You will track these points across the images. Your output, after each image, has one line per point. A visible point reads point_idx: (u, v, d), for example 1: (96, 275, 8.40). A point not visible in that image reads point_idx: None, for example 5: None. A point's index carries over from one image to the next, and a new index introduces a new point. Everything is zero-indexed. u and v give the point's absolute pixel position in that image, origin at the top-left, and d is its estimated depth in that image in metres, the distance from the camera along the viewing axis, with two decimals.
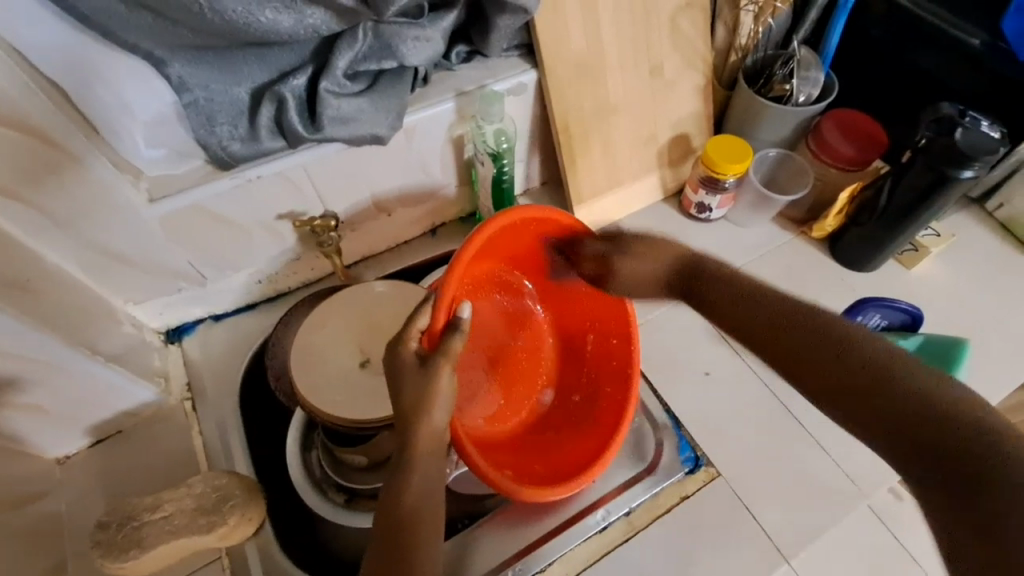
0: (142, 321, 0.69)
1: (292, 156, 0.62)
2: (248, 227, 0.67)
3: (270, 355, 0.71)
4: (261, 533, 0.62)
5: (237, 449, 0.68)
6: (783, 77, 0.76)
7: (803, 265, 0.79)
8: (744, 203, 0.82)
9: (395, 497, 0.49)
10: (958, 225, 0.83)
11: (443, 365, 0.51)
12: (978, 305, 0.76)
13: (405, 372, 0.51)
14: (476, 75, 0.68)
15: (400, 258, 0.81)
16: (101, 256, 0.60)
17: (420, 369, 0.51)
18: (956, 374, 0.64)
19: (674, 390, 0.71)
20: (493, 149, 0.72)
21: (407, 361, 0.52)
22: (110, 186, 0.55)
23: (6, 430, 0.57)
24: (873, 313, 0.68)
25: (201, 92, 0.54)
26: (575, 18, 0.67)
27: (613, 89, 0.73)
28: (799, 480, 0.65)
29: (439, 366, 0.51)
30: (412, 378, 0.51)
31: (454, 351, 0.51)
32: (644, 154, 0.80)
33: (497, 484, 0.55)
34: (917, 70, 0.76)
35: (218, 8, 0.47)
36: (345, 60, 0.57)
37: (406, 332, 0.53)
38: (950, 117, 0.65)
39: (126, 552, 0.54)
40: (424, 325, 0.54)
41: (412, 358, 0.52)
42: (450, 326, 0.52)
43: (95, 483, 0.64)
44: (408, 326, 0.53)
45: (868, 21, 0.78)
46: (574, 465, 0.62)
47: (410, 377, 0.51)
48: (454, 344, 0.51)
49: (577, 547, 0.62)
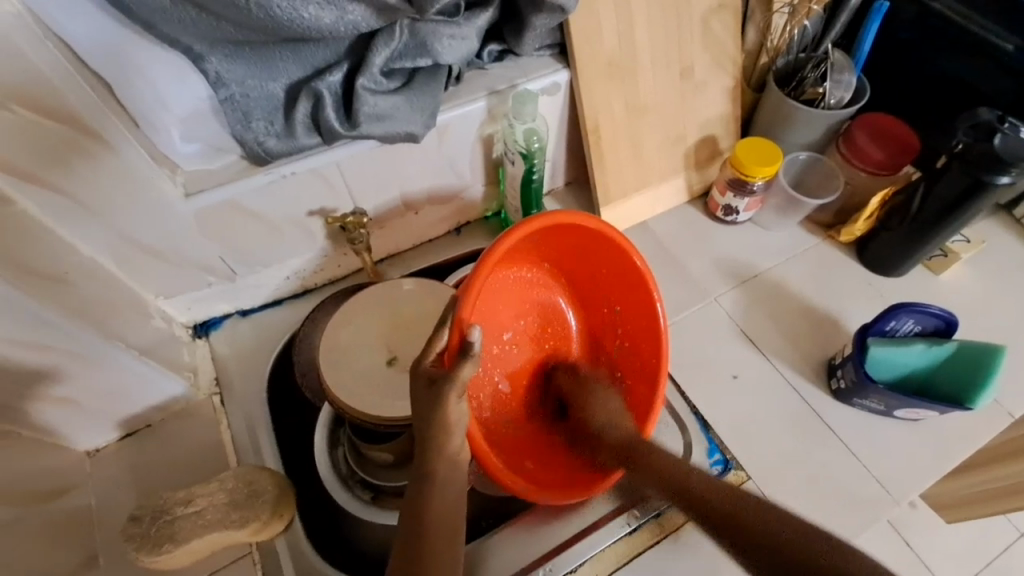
0: (172, 315, 0.70)
1: (325, 153, 0.62)
2: (279, 223, 0.67)
3: (297, 351, 0.72)
4: (291, 529, 0.62)
5: (265, 444, 0.68)
6: (815, 80, 0.75)
7: (831, 269, 0.79)
8: (772, 206, 0.82)
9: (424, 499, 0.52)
10: (988, 231, 0.82)
11: (452, 392, 0.50)
12: (1009, 312, 0.76)
13: (420, 391, 0.52)
14: (509, 74, 0.68)
15: (425, 257, 0.81)
16: (136, 251, 0.60)
17: (429, 389, 0.51)
18: (993, 381, 0.63)
19: (702, 393, 0.70)
20: (525, 148, 0.70)
21: (421, 381, 0.52)
22: (146, 179, 0.55)
23: (40, 423, 0.57)
24: (907, 319, 0.67)
25: (237, 88, 0.54)
26: (609, 20, 0.67)
27: (643, 91, 0.73)
28: (830, 484, 0.65)
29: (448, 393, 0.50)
30: (425, 397, 0.51)
31: (464, 377, 0.51)
32: (672, 155, 0.79)
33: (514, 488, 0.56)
34: (950, 74, 0.76)
35: (263, 4, 0.47)
36: (382, 57, 0.57)
37: (426, 354, 0.53)
38: (989, 123, 0.63)
39: (160, 546, 0.54)
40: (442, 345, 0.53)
41: (426, 377, 0.52)
42: (463, 349, 0.51)
43: (125, 476, 0.65)
44: (426, 348, 0.52)
45: (900, 24, 0.77)
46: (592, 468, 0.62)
47: (421, 399, 0.51)
48: (463, 372, 0.50)
49: (606, 549, 0.62)
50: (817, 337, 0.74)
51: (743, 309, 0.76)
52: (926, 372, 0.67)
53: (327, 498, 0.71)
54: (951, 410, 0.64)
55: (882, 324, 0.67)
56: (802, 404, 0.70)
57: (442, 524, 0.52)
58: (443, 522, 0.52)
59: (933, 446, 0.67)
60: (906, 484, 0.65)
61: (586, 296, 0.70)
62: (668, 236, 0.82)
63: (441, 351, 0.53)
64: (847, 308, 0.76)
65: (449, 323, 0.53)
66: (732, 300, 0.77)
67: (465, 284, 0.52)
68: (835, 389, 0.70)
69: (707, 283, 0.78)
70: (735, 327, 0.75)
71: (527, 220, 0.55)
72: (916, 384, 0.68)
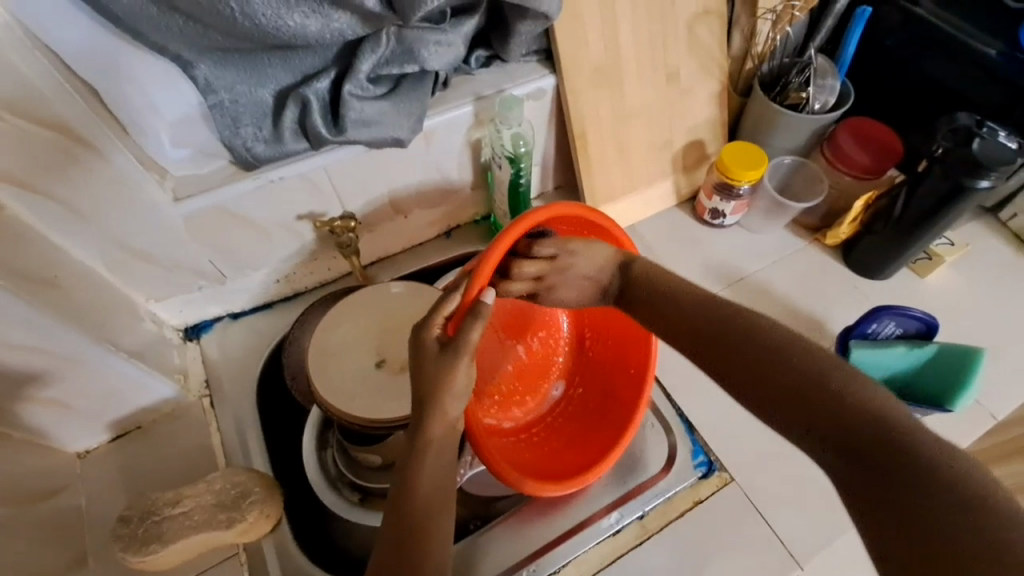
0: (163, 318, 0.71)
1: (313, 158, 0.63)
2: (269, 227, 0.68)
3: (286, 353, 0.73)
4: (278, 531, 0.63)
5: (255, 447, 0.69)
6: (799, 85, 0.76)
7: (817, 272, 0.80)
8: (758, 209, 0.82)
9: (407, 504, 0.52)
10: (973, 235, 0.83)
11: (463, 353, 0.51)
12: (993, 315, 0.76)
13: (427, 360, 0.52)
14: (495, 79, 0.69)
15: (414, 260, 0.82)
16: (124, 254, 0.61)
17: (441, 355, 0.52)
18: (974, 382, 0.63)
19: (687, 395, 0.71)
20: (511, 153, 0.70)
21: (430, 348, 0.52)
22: (135, 184, 0.56)
23: (29, 424, 0.58)
24: (888, 321, 0.68)
25: (227, 94, 0.55)
26: (595, 26, 0.68)
27: (630, 95, 0.74)
28: (812, 484, 0.65)
29: (460, 355, 0.51)
30: (431, 367, 0.52)
31: (472, 339, 0.51)
32: (659, 159, 0.80)
33: (504, 477, 0.56)
34: (934, 79, 0.76)
35: (249, 13, 0.48)
36: (368, 64, 0.58)
37: (434, 316, 0.53)
38: (967, 128, 0.65)
39: (147, 546, 0.55)
40: (449, 313, 0.53)
41: (434, 344, 0.52)
42: (472, 310, 0.52)
43: (115, 477, 0.65)
44: (434, 311, 0.53)
45: (885, 30, 0.78)
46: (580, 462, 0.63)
47: (430, 364, 0.52)
48: (473, 334, 0.51)
49: (590, 550, 0.62)
50: None
51: None
52: (910, 374, 0.67)
53: (316, 500, 0.71)
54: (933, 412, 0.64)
55: (863, 328, 0.68)
56: None
57: (430, 508, 0.53)
58: (429, 509, 0.53)
59: None
60: None
61: None
62: (655, 239, 0.83)
63: (447, 319, 0.53)
64: (832, 312, 0.76)
65: (458, 292, 0.53)
66: None
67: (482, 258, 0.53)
68: None
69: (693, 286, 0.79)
70: None
71: (536, 210, 0.55)
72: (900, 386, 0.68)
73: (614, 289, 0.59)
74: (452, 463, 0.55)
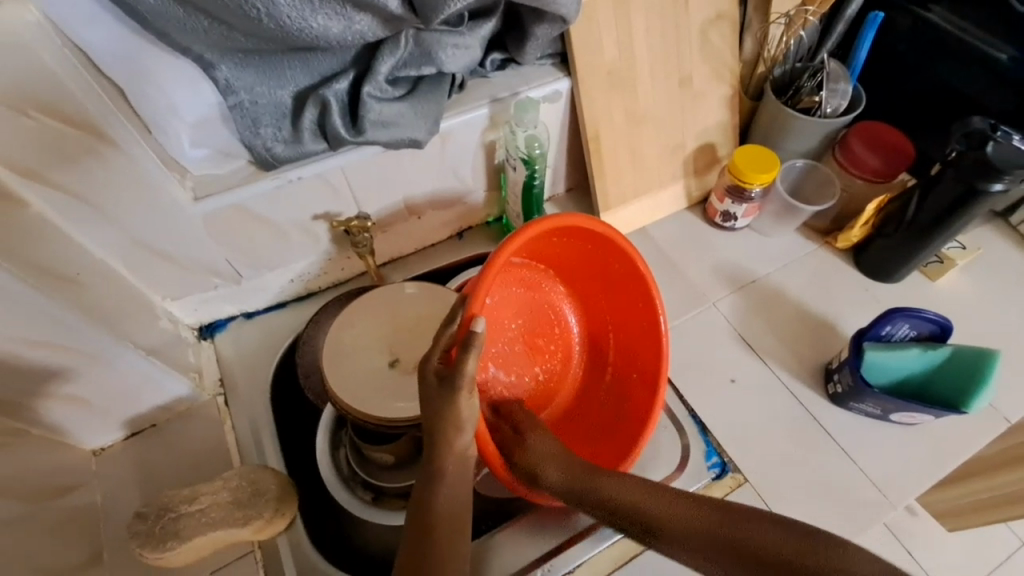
0: (179, 317, 0.71)
1: (331, 158, 0.64)
2: (286, 228, 0.68)
3: (301, 353, 0.73)
4: (294, 529, 0.63)
5: (269, 445, 0.69)
6: (811, 89, 0.77)
7: (828, 275, 0.80)
8: (769, 213, 0.83)
9: (427, 501, 0.53)
10: (983, 239, 0.83)
11: (462, 386, 0.51)
12: (1004, 317, 0.77)
13: (430, 388, 0.53)
14: (511, 82, 0.69)
15: (427, 261, 0.82)
16: (143, 252, 0.61)
17: (440, 388, 0.52)
18: (986, 385, 0.63)
19: (699, 395, 0.71)
20: (526, 154, 0.71)
21: (429, 381, 0.53)
22: (158, 184, 0.56)
23: (47, 421, 0.58)
24: (902, 324, 0.68)
25: (246, 95, 0.55)
26: (610, 29, 0.68)
27: (643, 99, 0.75)
28: (822, 484, 0.66)
29: (459, 388, 0.51)
30: (436, 396, 0.52)
31: (468, 371, 0.51)
32: (670, 161, 0.81)
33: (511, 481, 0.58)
34: (945, 84, 0.77)
35: (274, 14, 0.48)
36: (388, 66, 0.59)
37: (433, 350, 0.54)
38: (981, 132, 0.65)
39: (165, 542, 0.55)
40: (448, 340, 0.54)
41: (434, 375, 0.53)
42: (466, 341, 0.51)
43: (131, 475, 0.66)
44: (433, 344, 0.53)
45: (896, 36, 0.79)
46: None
47: (430, 395, 0.53)
48: (467, 366, 0.51)
49: (605, 549, 0.62)
50: (814, 342, 0.75)
51: (741, 314, 0.77)
52: (922, 376, 0.68)
53: (329, 498, 0.71)
54: (946, 415, 0.64)
55: (878, 330, 0.68)
56: (800, 409, 0.71)
57: (451, 505, 0.54)
58: (452, 508, 0.54)
59: (928, 450, 0.68)
60: (901, 487, 0.65)
61: (589, 301, 0.72)
62: (666, 241, 0.83)
63: (446, 348, 0.54)
64: (843, 315, 0.77)
65: (457, 318, 0.54)
66: (730, 306, 0.78)
67: (477, 280, 0.53)
68: (832, 394, 0.70)
69: (704, 288, 0.79)
70: (732, 329, 0.76)
71: (538, 221, 0.56)
72: (911, 388, 0.68)
73: (632, 387, 0.67)
74: (468, 462, 0.56)
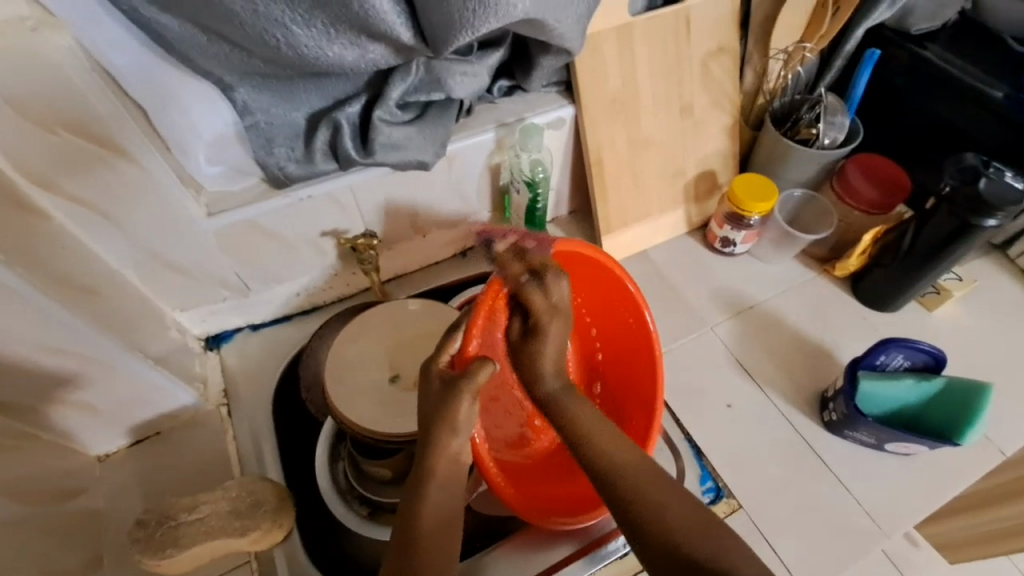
0: (187, 328, 0.73)
1: (340, 177, 0.66)
2: (295, 243, 0.70)
3: (303, 364, 0.75)
4: (289, 541, 0.64)
5: (270, 457, 0.70)
6: (809, 121, 0.80)
7: (826, 302, 0.81)
8: (768, 239, 0.84)
9: (407, 518, 0.53)
10: (980, 270, 0.84)
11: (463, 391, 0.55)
12: (1000, 349, 0.77)
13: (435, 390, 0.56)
14: (517, 108, 0.72)
15: (431, 278, 0.84)
16: (156, 264, 0.63)
17: (443, 389, 0.55)
18: (979, 417, 0.63)
19: (695, 419, 0.72)
20: (529, 178, 0.75)
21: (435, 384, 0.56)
22: (175, 200, 0.59)
23: (57, 426, 0.60)
24: (897, 354, 0.69)
25: (262, 116, 0.58)
26: (614, 60, 0.71)
27: (645, 126, 0.77)
28: (816, 511, 0.66)
29: (460, 392, 0.55)
30: (430, 402, 0.56)
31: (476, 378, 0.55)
32: (672, 187, 0.83)
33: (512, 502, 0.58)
34: (942, 119, 0.78)
35: (292, 43, 0.51)
36: (399, 91, 0.60)
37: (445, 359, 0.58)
38: (974, 168, 0.66)
39: (163, 549, 0.56)
40: (456, 348, 0.58)
41: (438, 379, 0.56)
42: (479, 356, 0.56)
43: (134, 481, 0.67)
44: (438, 351, 0.58)
45: (894, 71, 0.81)
46: (576, 493, 0.64)
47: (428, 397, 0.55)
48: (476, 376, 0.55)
49: (598, 570, 0.62)
50: (810, 368, 0.76)
51: (740, 339, 0.78)
52: (916, 406, 0.68)
53: (326, 511, 0.72)
54: (940, 445, 0.64)
55: (872, 358, 0.69)
56: (797, 436, 0.71)
57: (435, 518, 0.54)
58: (434, 518, 0.54)
59: (921, 480, 0.68)
60: (893, 516, 0.65)
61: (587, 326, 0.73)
62: (666, 264, 0.85)
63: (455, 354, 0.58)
64: (840, 342, 0.78)
65: (461, 330, 0.58)
66: (728, 330, 0.79)
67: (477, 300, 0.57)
68: (827, 421, 0.71)
69: (702, 311, 0.80)
70: (730, 351, 0.77)
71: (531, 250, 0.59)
72: (905, 419, 0.69)
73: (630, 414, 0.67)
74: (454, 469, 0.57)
